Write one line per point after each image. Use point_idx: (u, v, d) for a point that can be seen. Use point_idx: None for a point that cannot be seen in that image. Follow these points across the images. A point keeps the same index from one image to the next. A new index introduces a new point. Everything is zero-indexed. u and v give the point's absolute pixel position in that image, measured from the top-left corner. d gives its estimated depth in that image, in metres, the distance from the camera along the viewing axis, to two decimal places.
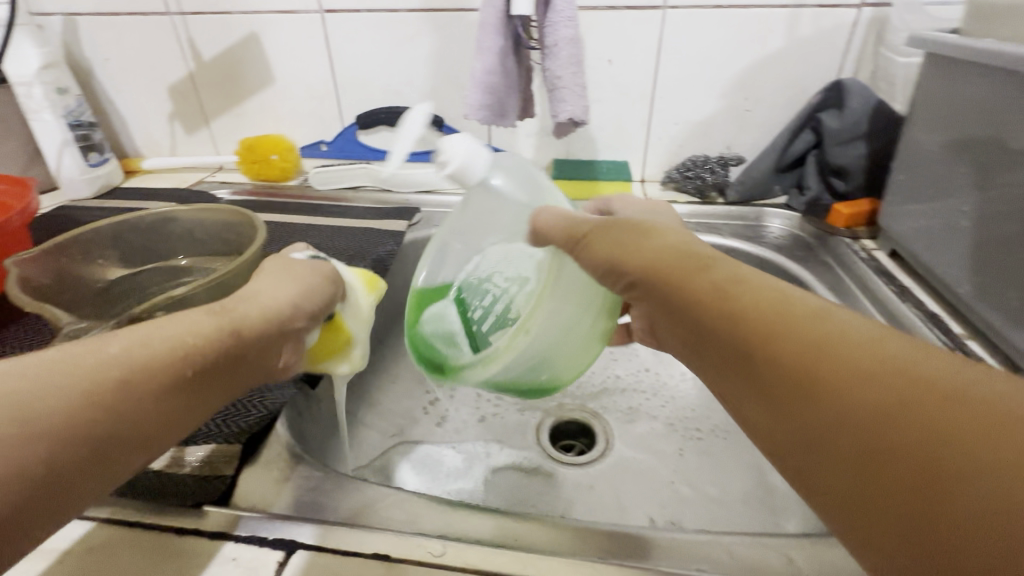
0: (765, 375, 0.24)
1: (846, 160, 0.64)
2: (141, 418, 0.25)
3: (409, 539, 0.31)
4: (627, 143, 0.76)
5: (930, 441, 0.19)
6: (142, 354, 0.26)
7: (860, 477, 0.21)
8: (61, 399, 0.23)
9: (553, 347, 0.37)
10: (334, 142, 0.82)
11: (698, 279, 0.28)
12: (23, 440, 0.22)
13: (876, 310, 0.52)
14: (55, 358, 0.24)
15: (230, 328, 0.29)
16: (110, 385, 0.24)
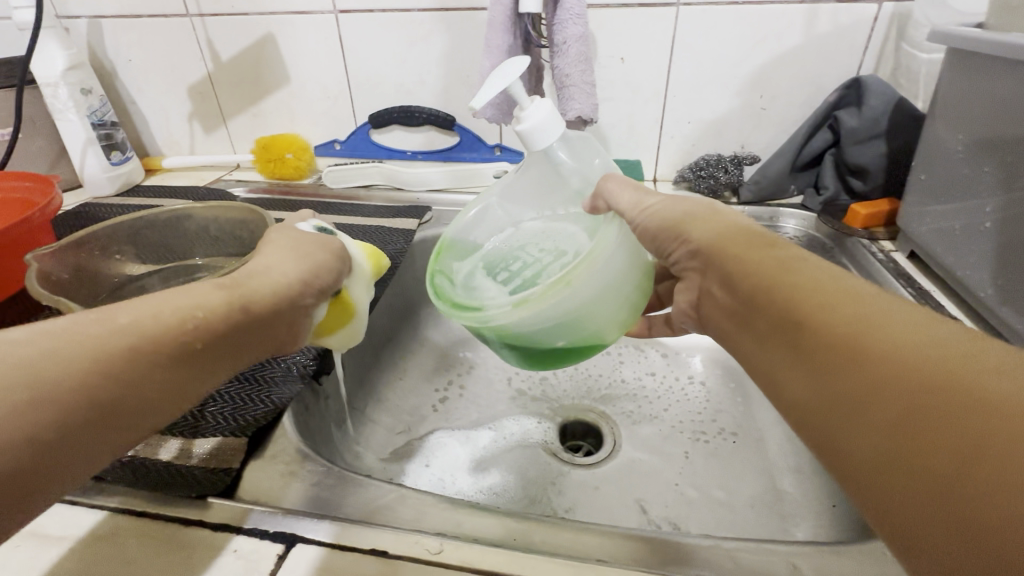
0: (810, 340, 0.24)
1: (865, 159, 0.63)
2: (146, 388, 0.26)
3: (407, 535, 0.32)
4: (639, 142, 0.76)
5: (969, 406, 0.19)
6: (152, 326, 0.26)
7: (891, 441, 0.20)
8: (72, 369, 0.24)
9: (588, 310, 0.35)
10: (348, 141, 0.83)
11: (759, 257, 0.29)
12: (31, 406, 0.22)
13: None
14: (67, 326, 0.25)
15: (237, 304, 0.30)
16: (116, 356, 0.25)
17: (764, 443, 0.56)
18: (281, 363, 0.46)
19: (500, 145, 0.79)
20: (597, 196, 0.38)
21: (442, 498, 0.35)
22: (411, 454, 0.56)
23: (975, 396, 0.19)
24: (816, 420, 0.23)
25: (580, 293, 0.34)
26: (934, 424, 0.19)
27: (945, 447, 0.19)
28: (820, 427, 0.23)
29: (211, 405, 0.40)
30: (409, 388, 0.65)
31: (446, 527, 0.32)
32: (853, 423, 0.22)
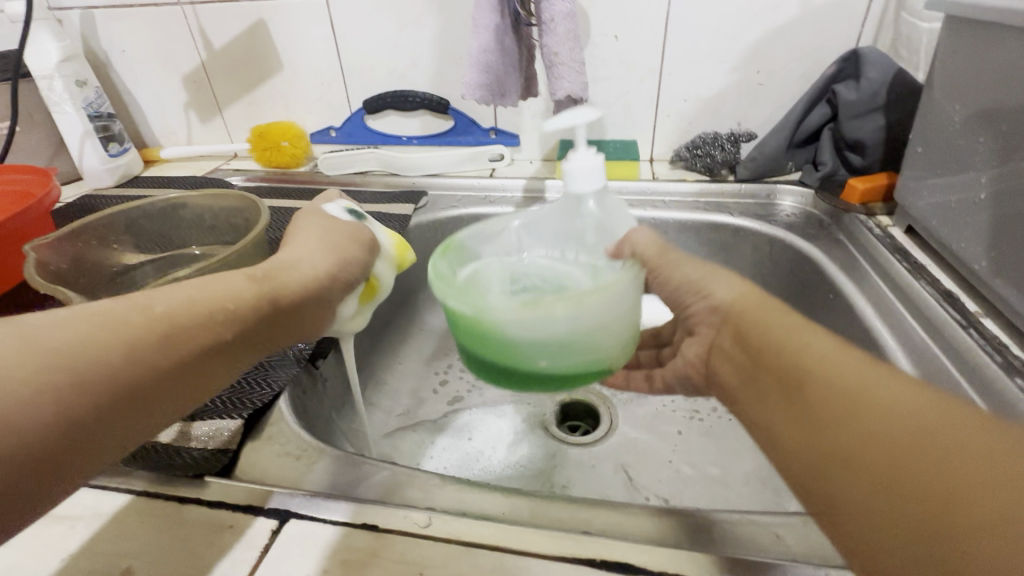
0: (799, 390, 0.27)
1: (863, 134, 0.62)
2: (180, 376, 0.27)
3: (395, 511, 0.31)
4: (635, 122, 0.75)
5: (930, 452, 0.21)
6: (185, 314, 0.27)
7: (864, 483, 0.22)
8: (110, 354, 0.24)
9: (584, 335, 0.33)
10: (343, 128, 0.83)
11: (761, 313, 0.31)
12: (77, 390, 0.23)
13: (889, 290, 0.51)
14: (105, 310, 0.25)
15: (267, 297, 0.31)
16: (156, 345, 0.26)
17: None
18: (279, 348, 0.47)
19: (495, 128, 0.79)
20: (624, 240, 0.37)
21: (433, 474, 0.35)
22: (447, 427, 0.58)
23: (936, 443, 0.21)
24: (800, 465, 0.25)
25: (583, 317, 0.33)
26: (901, 468, 0.21)
27: (922, 502, 0.20)
28: (803, 469, 0.25)
29: None
30: (408, 371, 0.66)
31: (436, 502, 0.32)
32: (833, 467, 0.24)
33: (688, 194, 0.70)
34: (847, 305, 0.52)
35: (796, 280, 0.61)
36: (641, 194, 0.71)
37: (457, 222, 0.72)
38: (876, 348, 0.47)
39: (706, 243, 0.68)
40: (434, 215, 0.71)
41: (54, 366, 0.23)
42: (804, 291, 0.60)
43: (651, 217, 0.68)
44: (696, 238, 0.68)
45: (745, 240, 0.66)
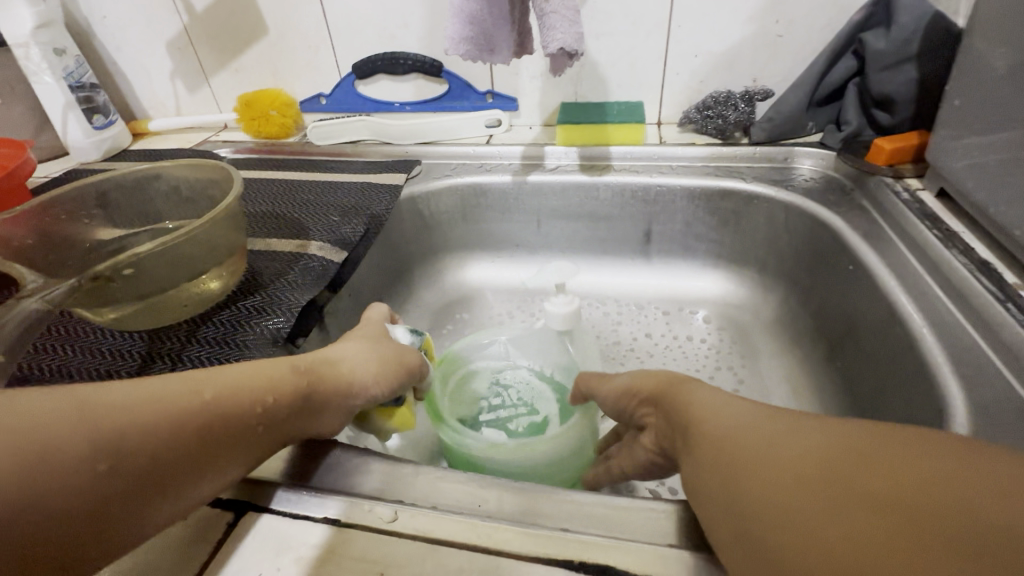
0: (714, 461, 0.24)
1: (890, 88, 0.56)
2: (213, 468, 0.25)
3: (356, 504, 0.29)
4: (642, 82, 0.70)
5: (859, 509, 0.19)
6: (231, 404, 0.26)
7: (798, 559, 0.20)
8: (148, 439, 0.23)
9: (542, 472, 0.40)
10: (334, 95, 0.79)
11: (672, 392, 0.31)
12: (108, 474, 0.22)
13: (917, 261, 0.46)
14: (150, 390, 0.24)
15: (305, 389, 0.30)
16: (194, 432, 0.24)
17: None
18: (256, 326, 0.45)
19: (492, 91, 0.74)
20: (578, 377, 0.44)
21: (403, 462, 0.32)
22: None
23: (861, 500, 0.19)
24: (731, 547, 0.23)
25: (543, 457, 0.40)
26: (833, 535, 0.19)
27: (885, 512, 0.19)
28: (736, 552, 0.22)
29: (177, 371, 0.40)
30: None
31: (404, 495, 0.30)
32: (764, 543, 0.21)
33: (698, 158, 0.65)
34: (869, 276, 0.48)
35: (813, 250, 0.57)
36: (647, 159, 0.67)
37: (452, 192, 0.68)
38: (901, 323, 0.43)
39: (716, 212, 0.64)
40: (427, 186, 0.67)
41: (92, 443, 0.21)
42: (823, 261, 0.55)
43: (657, 183, 0.64)
44: (705, 206, 0.64)
45: (759, 207, 0.61)
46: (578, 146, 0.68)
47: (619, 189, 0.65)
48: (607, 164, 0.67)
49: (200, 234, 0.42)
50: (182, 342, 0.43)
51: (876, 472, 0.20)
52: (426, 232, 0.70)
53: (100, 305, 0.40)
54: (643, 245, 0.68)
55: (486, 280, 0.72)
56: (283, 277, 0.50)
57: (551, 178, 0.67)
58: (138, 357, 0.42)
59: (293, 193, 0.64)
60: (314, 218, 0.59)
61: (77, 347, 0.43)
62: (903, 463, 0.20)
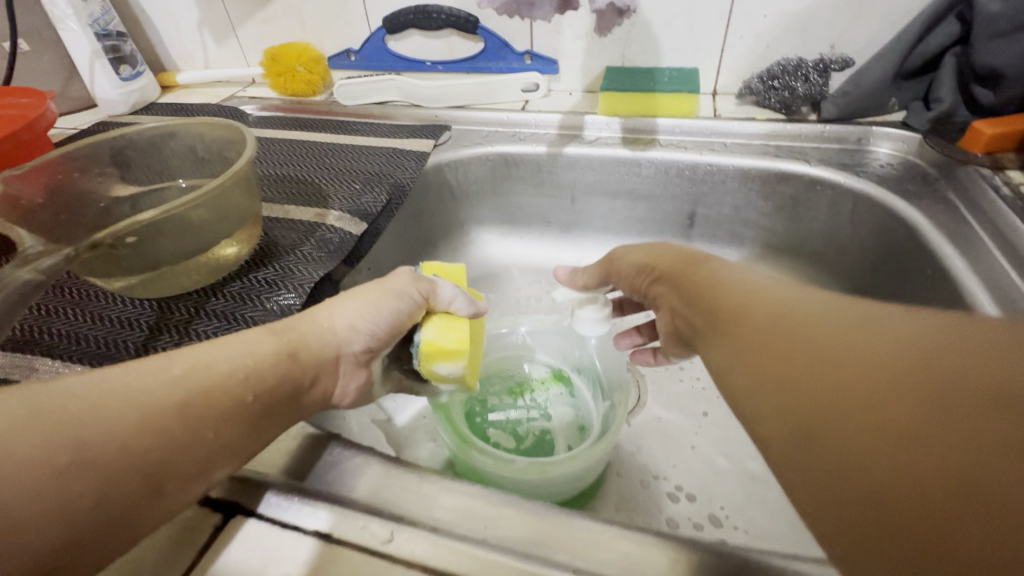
0: (781, 353, 0.22)
1: (999, 61, 0.47)
2: (199, 449, 0.24)
3: (350, 518, 0.27)
4: (698, 45, 0.62)
5: (967, 398, 0.17)
6: (200, 378, 0.25)
7: (873, 443, 0.18)
8: (114, 429, 0.22)
9: (550, 490, 0.39)
10: (362, 51, 0.73)
11: (729, 285, 0.28)
12: (74, 469, 0.21)
13: (1013, 272, 0.40)
14: (112, 379, 0.23)
15: (287, 351, 0.29)
16: (168, 414, 0.23)
17: None
18: (266, 302, 0.42)
19: (531, 52, 0.67)
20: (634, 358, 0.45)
21: (405, 466, 0.29)
22: None
23: (962, 392, 0.17)
24: (783, 432, 0.21)
25: (553, 478, 0.38)
26: (919, 421, 0.17)
27: (944, 381, 0.18)
28: (782, 437, 0.21)
29: (184, 343, 0.39)
30: None
31: (401, 509, 0.28)
32: (828, 425, 0.19)
33: (756, 135, 0.59)
34: (951, 285, 0.42)
35: (884, 248, 0.50)
36: (697, 135, 0.60)
37: (481, 161, 0.63)
38: None
39: (772, 197, 0.57)
40: (455, 153, 0.63)
41: (47, 442, 0.21)
42: (895, 260, 0.49)
43: (707, 162, 0.57)
44: (760, 189, 0.57)
45: (822, 194, 0.54)
46: (623, 116, 0.62)
47: (664, 167, 0.59)
48: (652, 139, 0.61)
49: (219, 197, 0.40)
50: (189, 313, 0.41)
51: (995, 366, 0.17)
52: (453, 204, 0.66)
53: (109, 271, 0.39)
54: (685, 228, 0.62)
55: (513, 257, 0.68)
56: (297, 249, 0.48)
57: (590, 151, 0.61)
58: (145, 328, 0.40)
59: (314, 156, 0.61)
60: (334, 184, 0.56)
61: (86, 313, 0.42)
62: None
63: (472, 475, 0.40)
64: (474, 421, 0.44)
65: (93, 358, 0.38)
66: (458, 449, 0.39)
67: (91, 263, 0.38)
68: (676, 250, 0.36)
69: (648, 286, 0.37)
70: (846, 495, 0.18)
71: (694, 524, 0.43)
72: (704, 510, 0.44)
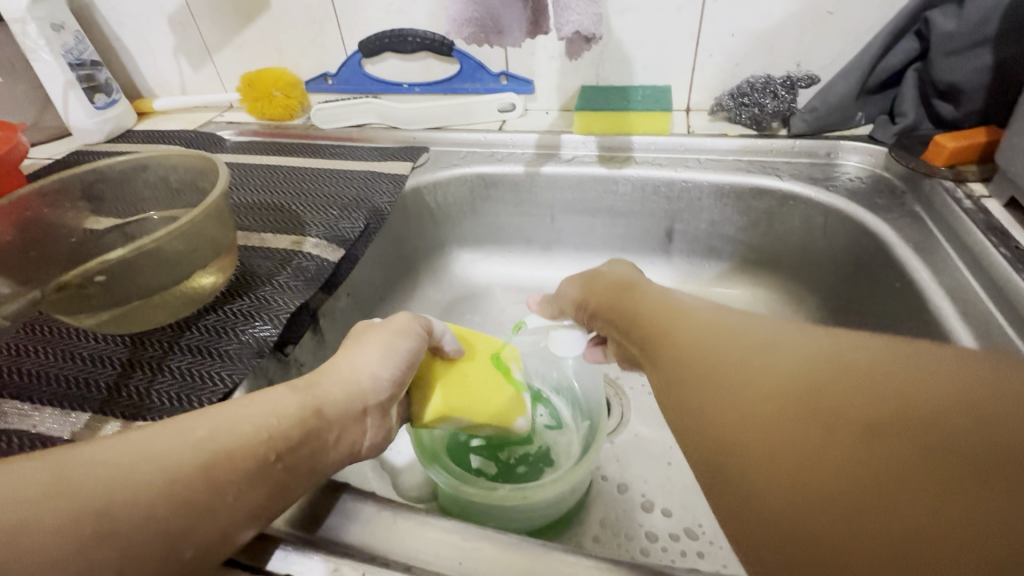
0: (696, 389, 0.24)
1: (959, 77, 0.49)
2: (221, 515, 0.23)
3: (324, 561, 0.27)
4: (670, 64, 0.63)
5: (851, 430, 0.19)
6: (226, 438, 0.24)
7: (779, 481, 0.20)
8: (142, 493, 0.21)
9: (535, 513, 0.39)
10: (339, 75, 0.74)
11: (657, 312, 0.30)
12: (99, 540, 0.20)
13: (978, 282, 0.41)
14: (140, 440, 0.23)
15: (312, 408, 0.28)
16: (193, 475, 0.23)
17: None
18: (241, 334, 0.42)
19: (506, 72, 0.68)
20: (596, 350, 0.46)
21: (382, 504, 0.29)
22: None
23: (852, 427, 0.19)
24: (706, 468, 0.22)
25: (534, 503, 0.38)
26: (819, 461, 0.19)
27: (840, 420, 0.19)
28: (714, 478, 0.22)
29: (159, 381, 0.39)
30: None
31: (377, 548, 0.28)
32: (739, 464, 0.21)
33: (729, 151, 0.60)
34: (919, 297, 0.42)
35: (856, 259, 0.51)
36: (671, 152, 0.61)
37: (459, 182, 0.64)
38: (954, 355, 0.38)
39: (747, 212, 0.58)
40: (433, 175, 0.63)
41: (76, 510, 0.20)
42: (866, 272, 0.50)
43: (682, 178, 0.58)
44: (734, 205, 0.58)
45: (793, 209, 0.55)
46: (597, 134, 0.63)
47: (640, 184, 0.60)
48: (627, 156, 0.62)
49: (194, 230, 0.40)
50: (162, 349, 0.41)
51: (862, 393, 0.20)
52: (433, 224, 0.66)
53: (79, 311, 0.38)
54: (664, 244, 0.63)
55: (495, 276, 0.69)
56: (274, 279, 0.47)
57: (567, 170, 0.61)
58: (118, 365, 0.40)
59: (293, 182, 0.61)
60: (312, 211, 0.56)
61: (60, 353, 0.41)
62: (889, 381, 0.20)
63: (455, 505, 0.40)
64: (452, 446, 0.44)
65: (64, 399, 0.37)
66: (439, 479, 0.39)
67: (63, 304, 0.38)
68: (615, 274, 0.38)
69: (588, 320, 0.38)
70: (770, 533, 0.20)
71: (672, 537, 0.44)
72: (681, 523, 0.45)
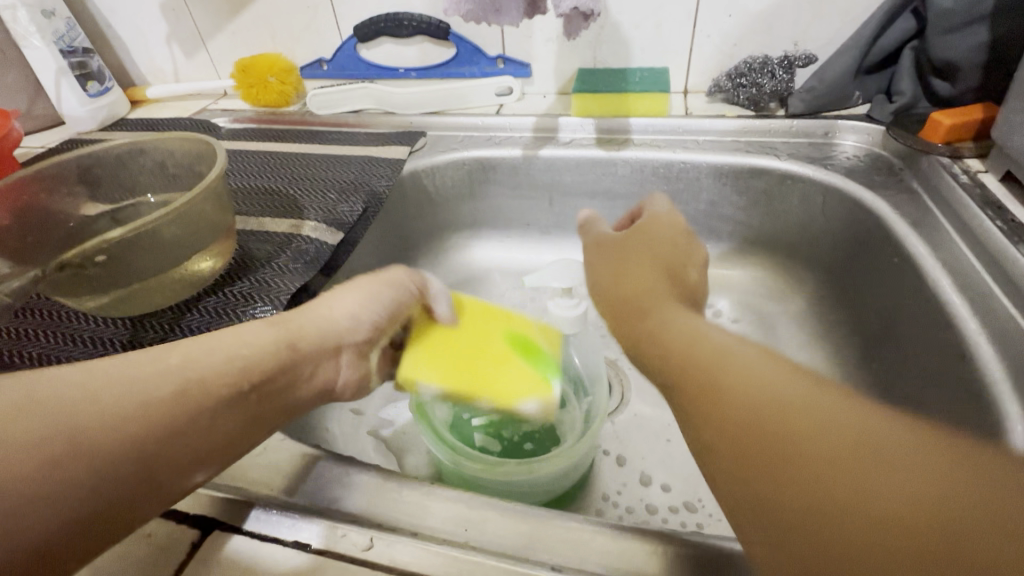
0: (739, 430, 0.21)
1: (955, 55, 0.49)
2: (193, 441, 0.23)
3: (329, 528, 0.27)
4: (668, 46, 0.63)
5: (883, 438, 0.19)
6: (201, 366, 0.25)
7: (803, 458, 0.19)
8: (110, 414, 0.21)
9: (541, 488, 0.39)
10: (335, 60, 0.73)
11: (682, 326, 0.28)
12: (67, 456, 0.20)
13: (974, 256, 0.41)
14: (109, 368, 0.23)
15: (287, 341, 0.29)
16: (164, 400, 0.23)
17: None
18: (242, 315, 0.42)
19: (503, 56, 0.68)
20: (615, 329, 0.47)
21: (386, 474, 0.30)
22: None
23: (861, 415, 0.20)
24: (723, 453, 0.22)
25: (541, 477, 0.38)
26: (839, 439, 0.19)
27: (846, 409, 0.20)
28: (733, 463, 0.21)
29: None
30: None
31: (381, 517, 0.28)
32: (759, 445, 0.21)
33: (727, 131, 0.60)
34: (916, 272, 0.43)
35: (853, 238, 0.52)
36: (670, 133, 0.61)
37: (457, 166, 0.64)
38: (950, 328, 0.38)
39: (745, 191, 0.58)
40: (431, 159, 0.63)
41: (46, 432, 0.20)
42: (864, 249, 0.50)
43: (680, 160, 0.58)
44: (733, 185, 0.58)
45: (791, 189, 0.56)
46: (596, 117, 0.63)
47: (638, 166, 0.60)
48: (626, 138, 0.62)
49: (193, 209, 0.39)
50: (164, 330, 0.41)
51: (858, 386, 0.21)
52: (431, 209, 0.66)
53: (76, 291, 0.38)
54: None
55: (494, 261, 0.69)
56: (274, 261, 0.47)
57: (565, 153, 0.61)
58: (119, 346, 0.40)
59: (290, 167, 0.61)
60: (310, 195, 0.56)
61: (60, 335, 0.41)
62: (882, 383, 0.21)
63: (459, 479, 0.40)
64: (457, 425, 0.44)
65: None
66: (445, 457, 0.39)
67: (61, 283, 0.38)
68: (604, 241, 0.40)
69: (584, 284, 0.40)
70: (800, 511, 0.19)
71: (672, 510, 0.44)
72: (681, 496, 0.45)
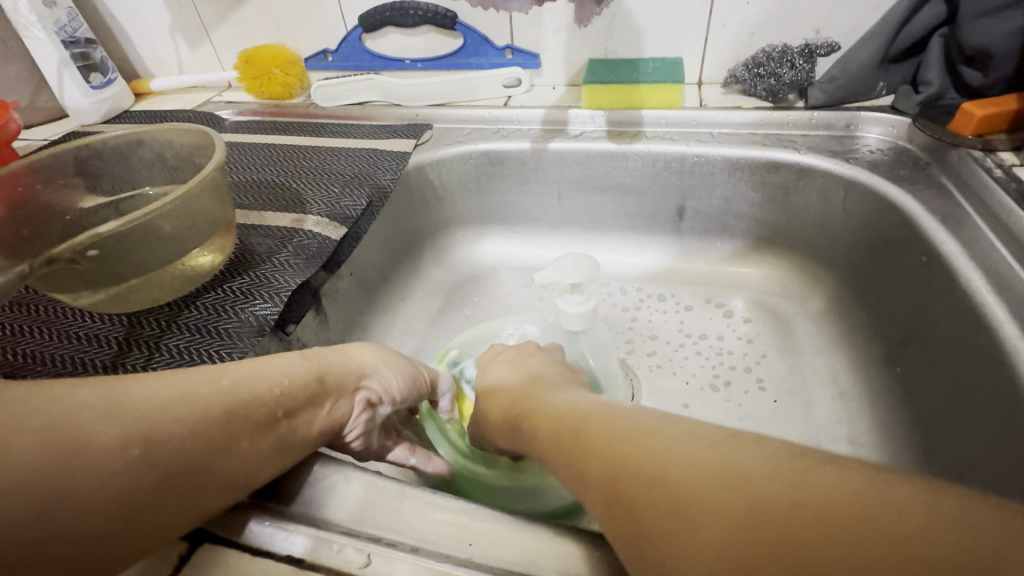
0: (659, 497, 0.21)
1: (989, 41, 0.46)
2: (239, 458, 0.25)
3: (325, 541, 0.25)
4: (682, 35, 0.61)
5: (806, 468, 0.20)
6: (248, 390, 0.26)
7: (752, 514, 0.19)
8: (174, 424, 0.23)
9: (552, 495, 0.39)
10: (340, 51, 0.72)
11: (545, 421, 0.30)
12: (140, 461, 0.21)
13: (1013, 255, 0.39)
14: (176, 385, 0.24)
15: (316, 375, 0.30)
16: (216, 416, 0.24)
17: (813, 406, 0.49)
18: (242, 312, 0.41)
19: (512, 46, 0.66)
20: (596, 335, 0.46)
21: (386, 482, 0.28)
22: None
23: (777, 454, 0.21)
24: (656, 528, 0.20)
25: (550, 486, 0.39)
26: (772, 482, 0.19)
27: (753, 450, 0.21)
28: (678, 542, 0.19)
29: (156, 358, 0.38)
30: (408, 329, 0.60)
31: (381, 529, 0.26)
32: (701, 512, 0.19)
33: (745, 124, 0.57)
34: (946, 271, 0.41)
35: (877, 235, 0.49)
36: (684, 126, 0.59)
37: (464, 159, 0.62)
38: (986, 331, 0.36)
39: (762, 187, 0.56)
40: (438, 153, 0.61)
41: (122, 436, 0.21)
42: (887, 247, 0.48)
43: (695, 153, 0.56)
44: (749, 179, 0.56)
45: (811, 183, 0.53)
46: (607, 109, 0.61)
47: (651, 160, 0.58)
48: (637, 131, 0.60)
49: (190, 203, 0.38)
50: (160, 328, 0.40)
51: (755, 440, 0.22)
52: (437, 204, 0.64)
53: (71, 284, 0.37)
54: (675, 222, 0.61)
55: (502, 257, 0.67)
56: (275, 257, 0.46)
57: (575, 146, 0.59)
58: (114, 345, 0.39)
59: (292, 159, 0.59)
60: (313, 188, 0.54)
61: (56, 331, 0.40)
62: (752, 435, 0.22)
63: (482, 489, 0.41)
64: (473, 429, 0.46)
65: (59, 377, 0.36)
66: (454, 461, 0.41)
67: (55, 277, 0.36)
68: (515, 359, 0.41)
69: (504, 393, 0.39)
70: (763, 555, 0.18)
71: None
72: None
